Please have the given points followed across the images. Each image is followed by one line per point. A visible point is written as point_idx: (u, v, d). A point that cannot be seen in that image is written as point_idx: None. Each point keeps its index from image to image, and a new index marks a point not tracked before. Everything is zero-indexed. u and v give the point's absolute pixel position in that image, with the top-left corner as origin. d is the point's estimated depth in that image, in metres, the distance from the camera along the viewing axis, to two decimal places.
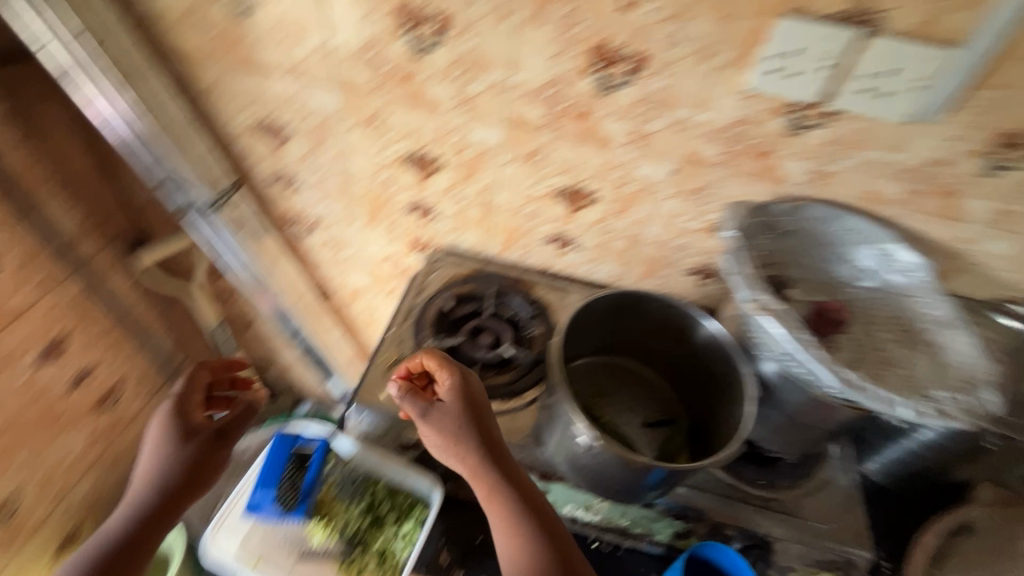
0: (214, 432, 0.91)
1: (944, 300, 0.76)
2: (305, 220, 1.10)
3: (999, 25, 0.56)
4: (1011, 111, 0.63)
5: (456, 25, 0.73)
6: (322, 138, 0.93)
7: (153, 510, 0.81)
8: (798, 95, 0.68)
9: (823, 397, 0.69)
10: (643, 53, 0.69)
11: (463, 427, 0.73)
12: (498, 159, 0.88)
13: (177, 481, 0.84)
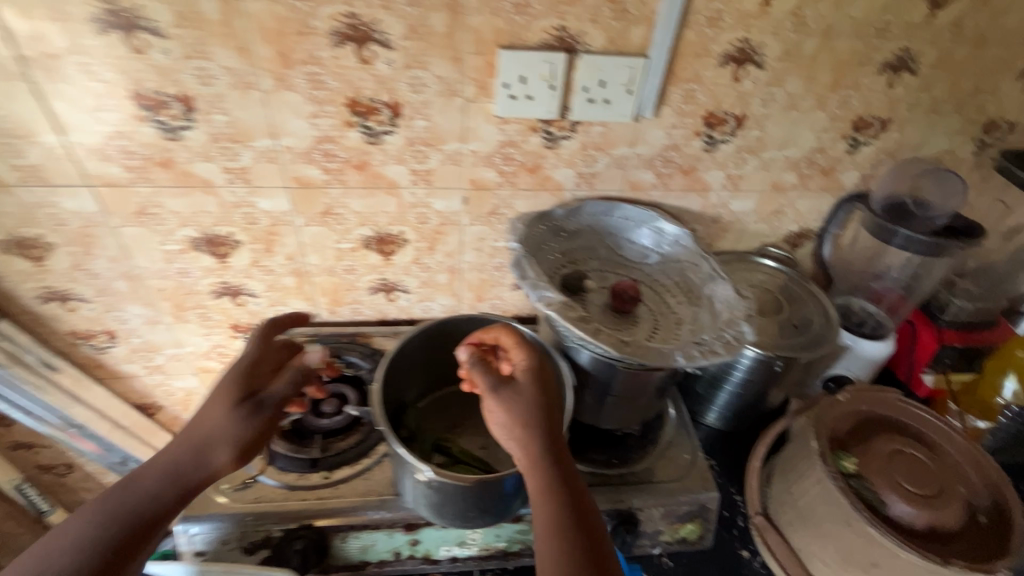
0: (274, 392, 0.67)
1: (834, 263, 0.97)
2: (205, 347, 0.95)
3: (868, 44, 0.74)
4: (867, 105, 0.80)
5: (406, 112, 0.70)
6: (275, 241, 0.81)
7: (128, 515, 0.55)
8: (650, 114, 0.74)
9: (786, 363, 0.82)
10: (584, 121, 0.74)
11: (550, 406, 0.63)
12: (459, 222, 0.84)
13: (181, 474, 0.59)
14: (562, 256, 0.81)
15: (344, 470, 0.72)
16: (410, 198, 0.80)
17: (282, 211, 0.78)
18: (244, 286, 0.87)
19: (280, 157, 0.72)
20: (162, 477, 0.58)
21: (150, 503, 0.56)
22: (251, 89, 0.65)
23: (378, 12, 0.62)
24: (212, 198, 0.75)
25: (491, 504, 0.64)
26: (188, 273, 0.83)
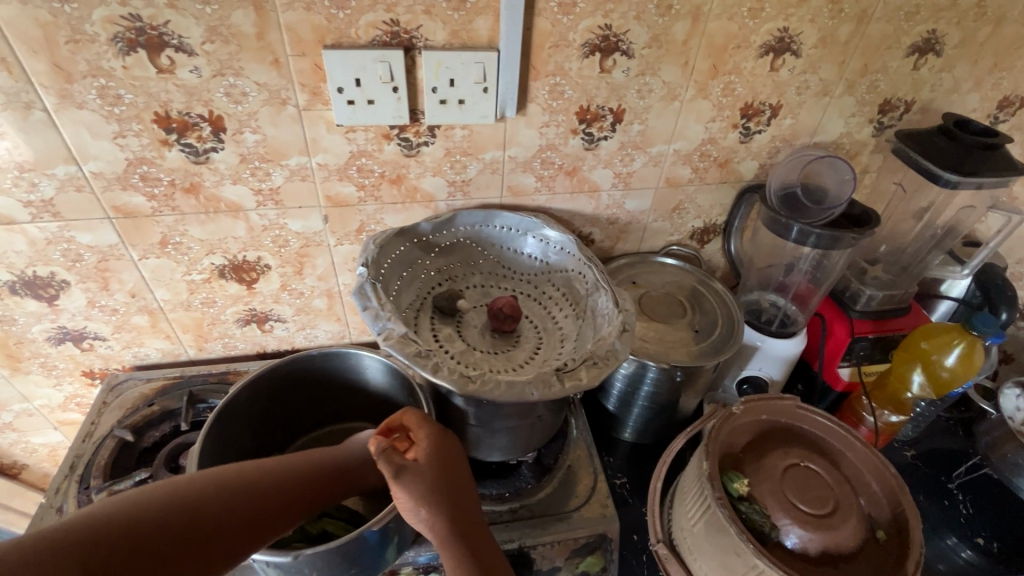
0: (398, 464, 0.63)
1: (740, 260, 0.93)
2: (51, 392, 0.83)
3: (742, 24, 0.68)
4: (751, 90, 0.75)
5: (231, 124, 0.62)
6: (108, 278, 0.72)
7: (250, 504, 0.49)
8: (513, 113, 0.67)
9: (682, 377, 0.76)
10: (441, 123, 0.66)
11: (465, 481, 0.58)
12: (323, 242, 0.75)
13: (332, 477, 0.56)
14: (432, 273, 0.74)
15: None
16: (260, 220, 0.71)
17: (110, 244, 0.68)
18: (86, 329, 0.77)
19: (87, 185, 0.63)
20: (327, 474, 0.56)
21: (263, 492, 0.50)
22: (33, 109, 0.56)
23: (163, 12, 0.53)
24: (18, 237, 0.65)
25: (344, 567, 0.55)
26: (13, 322, 0.73)
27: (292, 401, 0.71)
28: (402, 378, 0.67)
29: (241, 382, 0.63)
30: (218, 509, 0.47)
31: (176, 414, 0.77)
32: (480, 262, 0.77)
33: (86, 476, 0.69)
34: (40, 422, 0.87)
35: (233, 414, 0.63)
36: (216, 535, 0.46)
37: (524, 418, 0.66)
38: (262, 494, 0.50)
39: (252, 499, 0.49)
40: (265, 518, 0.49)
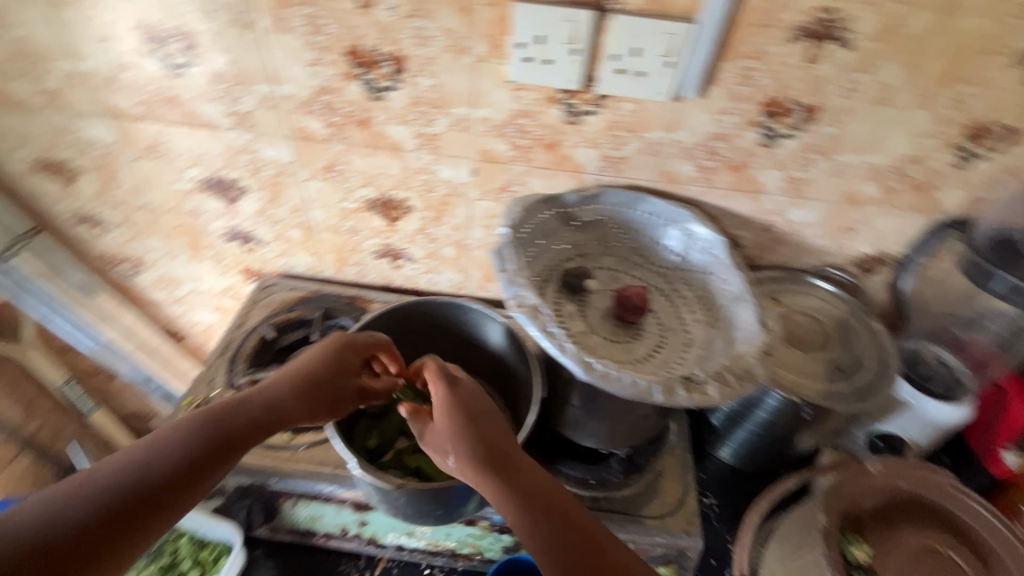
0: (360, 390, 0.62)
1: (909, 300, 0.79)
2: (210, 277, 0.96)
3: (1007, 26, 0.56)
4: (988, 107, 0.62)
5: (412, 66, 0.63)
6: (279, 191, 0.79)
7: (151, 478, 0.48)
8: (692, 95, 0.62)
9: (807, 414, 0.69)
10: (612, 95, 0.63)
11: (492, 424, 0.56)
12: (466, 194, 0.77)
13: (263, 427, 0.55)
14: (565, 247, 0.72)
15: (308, 436, 0.70)
16: (415, 163, 0.74)
17: (286, 161, 0.75)
18: (253, 232, 0.86)
19: (279, 105, 0.69)
20: (252, 425, 0.54)
21: (194, 446, 0.51)
22: (250, 29, 0.62)
23: None
24: (217, 142, 0.74)
25: (429, 509, 0.59)
26: (199, 214, 0.84)
27: (413, 337, 0.74)
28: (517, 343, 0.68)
29: (376, 311, 0.67)
30: (114, 498, 0.46)
31: (308, 324, 0.84)
32: (613, 245, 0.74)
33: (232, 360, 0.79)
34: (194, 298, 1.01)
35: (363, 339, 0.68)
36: (123, 517, 0.46)
37: (627, 416, 0.65)
38: (162, 469, 0.49)
39: (150, 478, 0.48)
40: (184, 479, 0.49)
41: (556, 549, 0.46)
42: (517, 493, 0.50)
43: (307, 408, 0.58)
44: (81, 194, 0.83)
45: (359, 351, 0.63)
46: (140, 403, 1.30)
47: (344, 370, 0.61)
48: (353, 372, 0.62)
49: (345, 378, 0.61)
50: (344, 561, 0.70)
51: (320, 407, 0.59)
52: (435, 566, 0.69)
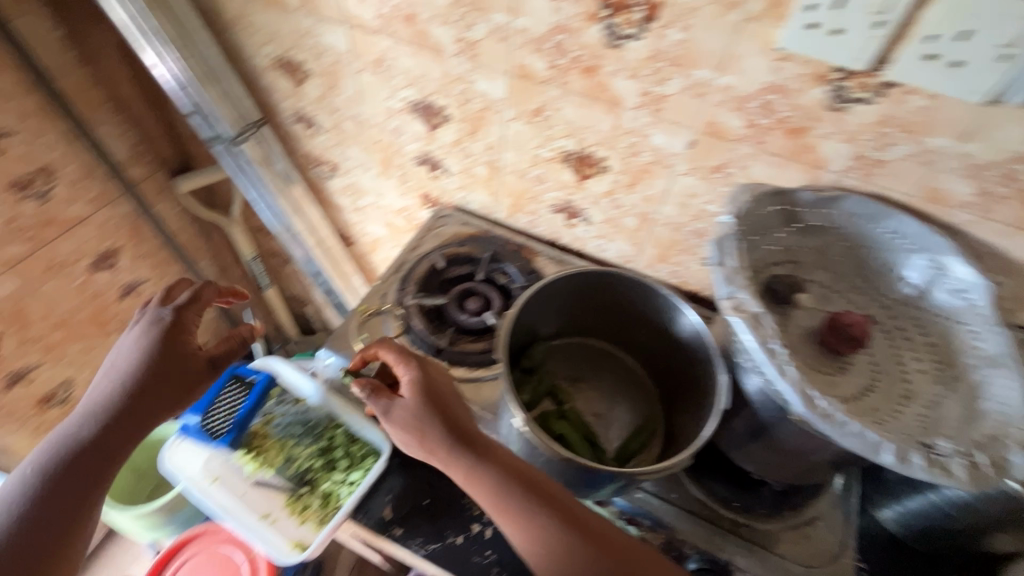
0: (207, 363, 0.68)
1: None
2: (389, 193, 1.00)
3: None
4: None
5: (665, 16, 0.57)
6: (478, 126, 0.79)
7: (74, 461, 0.59)
8: (1021, 103, 0.48)
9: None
10: (904, 86, 0.51)
11: (458, 411, 0.60)
12: (672, 166, 0.70)
13: (147, 405, 0.63)
14: (779, 249, 0.62)
15: (461, 370, 0.73)
16: (628, 122, 0.68)
17: (496, 98, 0.73)
18: (442, 161, 0.88)
19: (509, 38, 0.66)
20: (126, 407, 0.62)
21: (104, 447, 0.60)
22: None
23: None
24: (437, 66, 0.74)
25: (576, 480, 0.58)
26: (400, 134, 0.87)
27: (585, 306, 0.71)
28: (700, 342, 0.61)
29: (563, 271, 0.63)
30: (51, 484, 0.57)
31: (474, 263, 0.86)
32: (834, 258, 0.64)
33: (404, 279, 0.83)
34: (370, 209, 1.07)
35: (541, 296, 0.65)
36: (76, 492, 0.58)
37: (800, 458, 0.58)
38: (71, 455, 0.59)
39: (68, 464, 0.59)
40: (104, 456, 0.61)
41: (532, 532, 0.54)
42: (506, 482, 0.55)
43: (161, 399, 0.64)
44: (305, 96, 0.89)
45: (179, 343, 0.66)
46: (300, 286, 1.46)
47: (182, 360, 0.66)
48: (191, 355, 0.67)
49: (187, 363, 0.66)
50: (468, 496, 0.71)
51: (167, 397, 0.64)
52: None
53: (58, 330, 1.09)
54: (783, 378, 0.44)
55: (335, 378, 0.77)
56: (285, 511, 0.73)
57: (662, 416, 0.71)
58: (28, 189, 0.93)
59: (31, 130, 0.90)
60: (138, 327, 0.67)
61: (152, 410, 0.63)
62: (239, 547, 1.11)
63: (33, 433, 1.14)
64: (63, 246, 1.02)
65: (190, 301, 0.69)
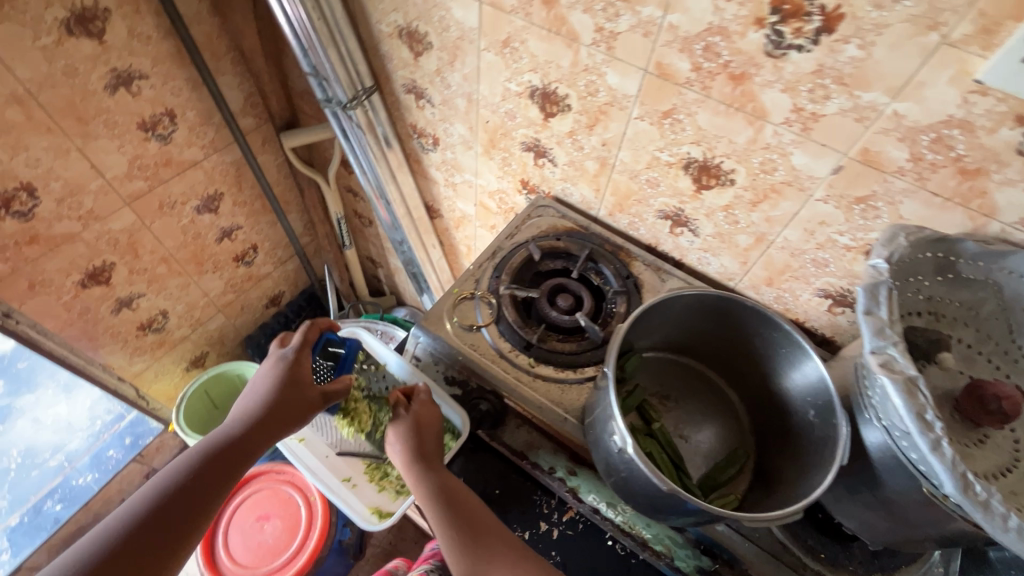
0: (321, 396, 0.73)
1: None
2: (486, 173, 0.99)
3: None
4: None
5: (847, 29, 0.51)
6: (598, 120, 0.75)
7: (196, 475, 0.61)
8: None
9: None
10: None
11: (437, 453, 0.71)
12: (808, 190, 0.65)
13: (270, 430, 0.68)
14: (920, 298, 0.57)
15: (547, 369, 0.73)
16: (769, 138, 0.63)
17: (626, 94, 0.70)
18: (550, 149, 0.85)
19: (655, 33, 0.62)
20: (250, 431, 0.66)
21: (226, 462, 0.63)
22: None
23: None
24: (569, 54, 0.71)
25: (660, 507, 0.56)
26: (512, 118, 0.85)
27: (695, 327, 0.67)
28: (819, 388, 0.56)
29: (673, 291, 0.59)
30: (173, 492, 0.59)
31: (570, 259, 0.84)
32: (988, 317, 0.56)
33: (498, 267, 0.82)
34: (463, 185, 1.06)
35: (644, 314, 0.62)
36: (192, 501, 0.59)
37: (912, 530, 0.53)
38: (195, 467, 0.61)
39: (191, 478, 0.60)
40: (215, 477, 0.62)
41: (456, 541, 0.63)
42: (452, 514, 0.64)
43: (278, 419, 0.68)
44: (421, 67, 0.88)
45: (302, 374, 0.72)
46: (377, 247, 1.49)
47: (301, 389, 0.71)
48: (309, 386, 0.72)
49: (305, 393, 0.71)
50: (539, 493, 0.71)
51: (282, 418, 0.69)
52: (619, 543, 0.68)
53: (162, 265, 1.16)
54: (938, 454, 0.40)
55: (421, 357, 0.78)
56: (365, 478, 0.83)
57: (753, 448, 0.67)
58: (153, 131, 0.98)
59: (163, 75, 0.94)
60: (273, 364, 0.74)
61: (271, 434, 0.68)
62: (299, 490, 1.18)
63: (131, 355, 1.24)
64: (175, 187, 1.08)
65: (300, 340, 0.75)
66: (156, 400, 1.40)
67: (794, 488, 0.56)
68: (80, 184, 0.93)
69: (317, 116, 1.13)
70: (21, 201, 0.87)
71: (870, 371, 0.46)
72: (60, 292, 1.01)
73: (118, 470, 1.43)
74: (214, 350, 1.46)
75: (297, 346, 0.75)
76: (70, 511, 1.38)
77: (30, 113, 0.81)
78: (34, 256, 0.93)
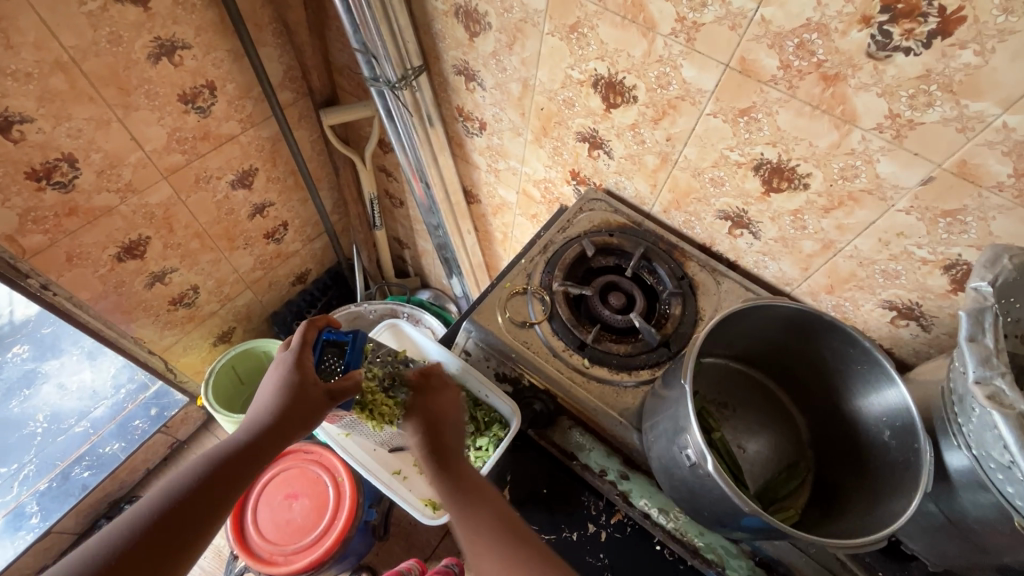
0: (329, 394, 0.66)
1: None
2: (534, 161, 0.96)
3: None
4: None
5: (965, 33, 0.48)
6: (665, 113, 0.72)
7: (197, 486, 0.57)
8: None
9: None
10: None
11: (449, 437, 0.70)
12: (889, 200, 0.62)
13: (275, 437, 0.63)
14: (1007, 320, 0.50)
15: (602, 371, 0.71)
16: (856, 143, 0.60)
17: (701, 88, 0.66)
18: (607, 141, 0.82)
19: (744, 26, 0.58)
20: (255, 439, 0.62)
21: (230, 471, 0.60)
22: None
23: None
24: (643, 44, 0.67)
25: (721, 520, 0.55)
26: (570, 106, 0.81)
27: (762, 336, 0.67)
28: (897, 411, 0.56)
29: (750, 302, 0.59)
30: (171, 506, 0.55)
31: (623, 256, 0.82)
32: None
33: (550, 262, 0.80)
34: (506, 171, 1.03)
35: (721, 323, 0.62)
36: (192, 513, 0.55)
37: (982, 558, 0.53)
38: (197, 478, 0.58)
39: (191, 488, 0.57)
40: (218, 488, 0.58)
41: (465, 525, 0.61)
42: (464, 507, 0.62)
43: (284, 423, 0.63)
44: (476, 49, 0.85)
45: (305, 374, 0.67)
46: (406, 228, 1.47)
47: (304, 390, 0.65)
48: (314, 385, 0.66)
49: (309, 394, 0.65)
50: (587, 494, 0.70)
51: (289, 422, 0.64)
52: (668, 548, 0.67)
53: (194, 240, 1.15)
54: None
55: (472, 350, 0.77)
56: (415, 469, 0.85)
57: (813, 461, 0.67)
58: (193, 103, 0.95)
59: (205, 45, 0.90)
60: (276, 367, 0.69)
61: (277, 441, 0.63)
62: (327, 470, 1.17)
63: (162, 328, 1.24)
64: (211, 161, 1.05)
65: (301, 339, 0.70)
66: (184, 372, 1.40)
67: (858, 508, 0.58)
68: (119, 156, 0.91)
69: (357, 94, 1.09)
70: (62, 171, 0.85)
71: (969, 400, 0.46)
72: (96, 265, 1.00)
73: (144, 440, 1.44)
74: (241, 325, 1.46)
75: (297, 346, 0.69)
76: (97, 478, 1.40)
77: (74, 81, 0.79)
78: (73, 228, 0.92)
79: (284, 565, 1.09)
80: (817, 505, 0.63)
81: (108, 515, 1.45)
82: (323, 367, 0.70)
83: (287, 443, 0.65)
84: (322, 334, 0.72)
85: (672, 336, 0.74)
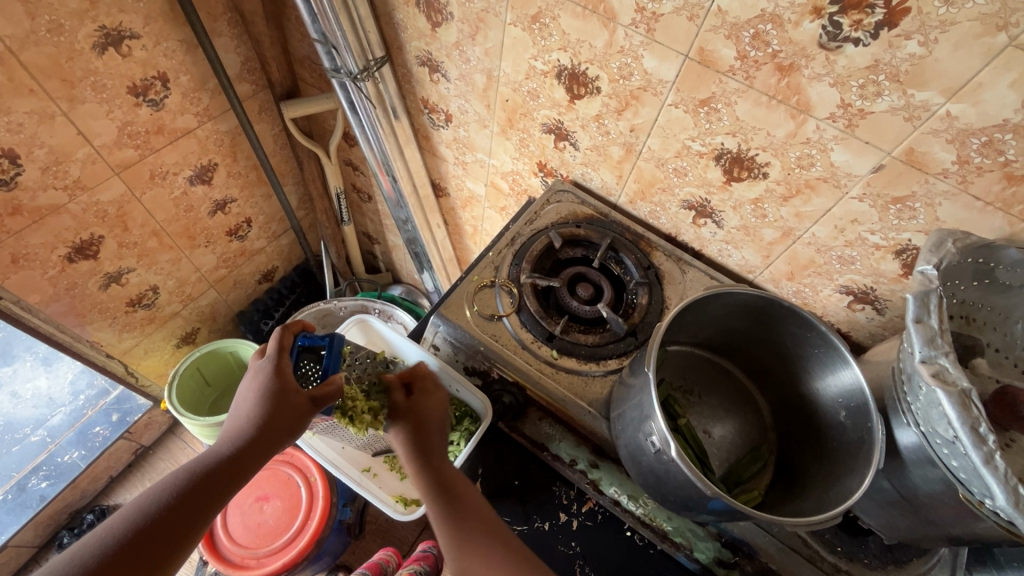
0: (312, 400, 0.64)
1: None
2: (500, 149, 0.95)
3: None
4: None
5: (907, 25, 0.49)
6: (629, 104, 0.72)
7: (175, 501, 0.55)
8: None
9: None
10: None
11: (437, 437, 0.69)
12: (844, 188, 0.63)
13: (259, 450, 0.61)
14: (953, 302, 0.54)
15: (569, 361, 0.72)
16: (811, 132, 0.61)
17: (662, 79, 0.67)
18: (571, 133, 0.82)
19: (701, 17, 0.59)
20: (238, 452, 0.60)
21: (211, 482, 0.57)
22: None
23: None
24: (604, 34, 0.67)
25: (687, 503, 0.56)
26: (534, 98, 0.81)
27: (726, 323, 0.69)
28: (851, 391, 0.58)
29: (713, 289, 0.60)
30: (148, 522, 0.52)
31: (590, 247, 0.82)
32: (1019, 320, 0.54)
33: (518, 254, 0.80)
34: (472, 162, 1.02)
35: (683, 312, 0.63)
36: (171, 530, 0.53)
37: (932, 530, 0.54)
38: (175, 493, 0.55)
39: (169, 505, 0.54)
40: (202, 502, 0.56)
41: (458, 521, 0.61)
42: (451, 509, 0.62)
43: (268, 432, 0.61)
44: (438, 39, 0.83)
45: (285, 380, 0.63)
46: (376, 222, 1.44)
47: (286, 396, 0.62)
48: (296, 391, 0.63)
49: (294, 401, 0.62)
50: (558, 484, 0.71)
51: (274, 431, 0.62)
52: (638, 534, 0.67)
53: (151, 239, 1.11)
54: (991, 468, 0.41)
55: (440, 346, 0.77)
56: (385, 466, 0.85)
57: (775, 444, 0.70)
58: (144, 96, 0.91)
59: (155, 35, 0.86)
60: (253, 373, 0.66)
61: (261, 452, 0.61)
62: (299, 471, 1.15)
63: (120, 331, 1.19)
64: (166, 156, 1.01)
65: (276, 344, 0.66)
66: (146, 376, 1.36)
67: (815, 489, 0.60)
68: (66, 152, 0.87)
69: (320, 86, 1.07)
70: (2, 168, 0.81)
71: (916, 378, 0.48)
72: (45, 266, 0.96)
73: (106, 447, 1.39)
74: (206, 325, 1.42)
75: (273, 353, 0.66)
76: (56, 489, 1.34)
77: (11, 72, 0.74)
78: (18, 228, 0.88)
79: (257, 568, 1.07)
80: (776, 488, 0.66)
81: (70, 527, 1.40)
82: (300, 373, 0.68)
83: (270, 454, 0.63)
84: (297, 340, 0.69)
85: (639, 326, 0.75)
